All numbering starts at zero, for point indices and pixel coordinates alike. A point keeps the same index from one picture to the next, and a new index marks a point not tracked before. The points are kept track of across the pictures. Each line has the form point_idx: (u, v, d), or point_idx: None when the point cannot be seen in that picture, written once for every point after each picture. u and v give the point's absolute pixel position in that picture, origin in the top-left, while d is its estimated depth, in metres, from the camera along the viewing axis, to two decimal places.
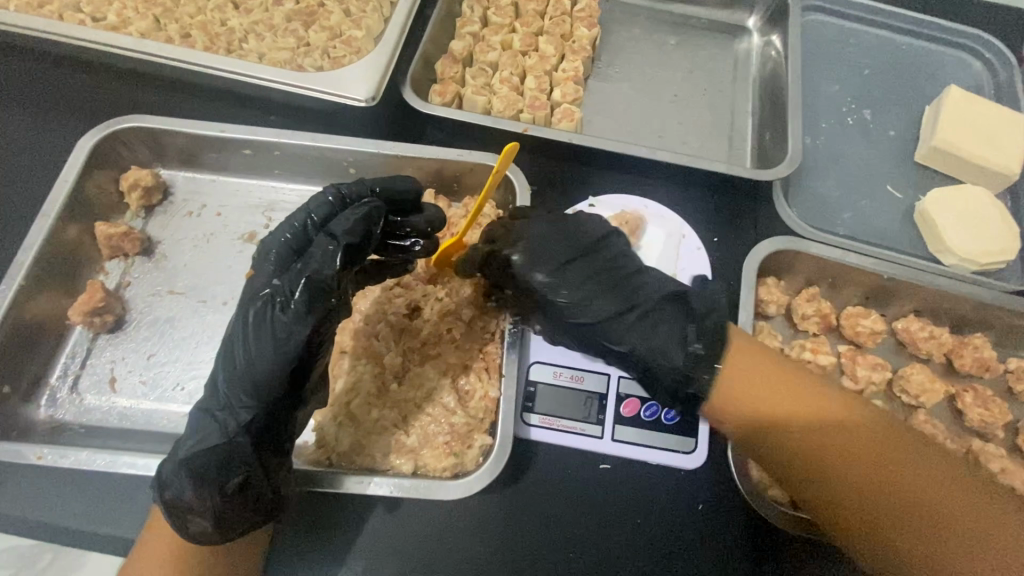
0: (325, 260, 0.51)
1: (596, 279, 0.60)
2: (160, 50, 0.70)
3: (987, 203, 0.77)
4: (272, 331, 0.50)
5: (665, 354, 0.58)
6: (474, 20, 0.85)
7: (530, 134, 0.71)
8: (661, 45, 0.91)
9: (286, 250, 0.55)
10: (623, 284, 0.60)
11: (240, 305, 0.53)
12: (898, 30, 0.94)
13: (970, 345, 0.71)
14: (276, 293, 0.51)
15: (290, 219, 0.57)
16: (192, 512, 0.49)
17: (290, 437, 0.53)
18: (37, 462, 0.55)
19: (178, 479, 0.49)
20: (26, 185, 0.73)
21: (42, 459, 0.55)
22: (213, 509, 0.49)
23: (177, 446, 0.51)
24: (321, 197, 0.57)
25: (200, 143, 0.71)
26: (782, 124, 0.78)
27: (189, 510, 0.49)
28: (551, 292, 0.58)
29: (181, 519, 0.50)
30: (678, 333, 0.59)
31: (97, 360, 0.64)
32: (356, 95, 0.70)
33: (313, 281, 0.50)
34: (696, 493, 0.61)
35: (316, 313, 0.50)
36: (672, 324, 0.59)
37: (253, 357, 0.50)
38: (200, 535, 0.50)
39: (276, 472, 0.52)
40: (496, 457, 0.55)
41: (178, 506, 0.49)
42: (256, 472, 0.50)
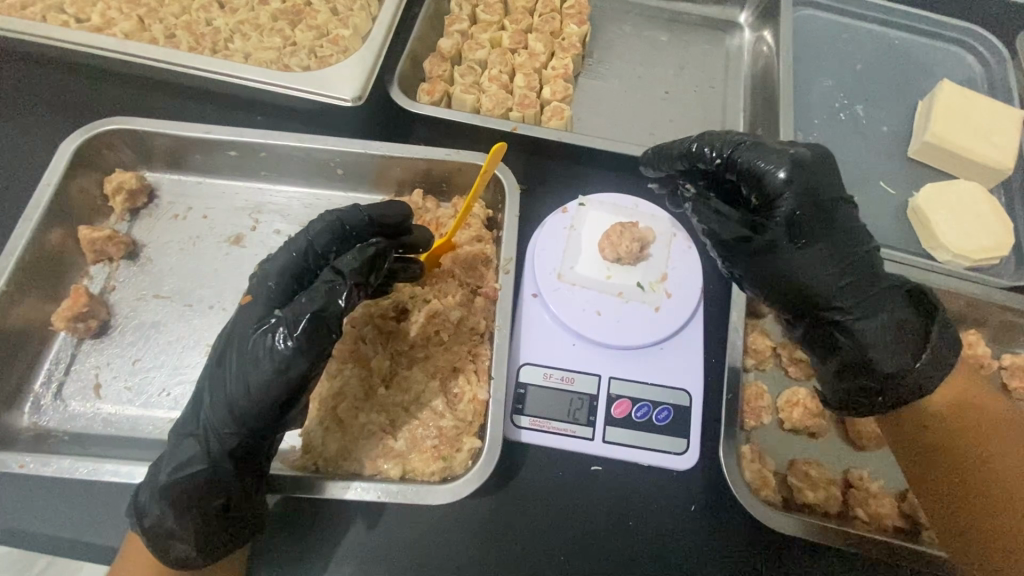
0: (329, 296, 0.51)
1: (841, 254, 0.54)
2: (146, 52, 0.69)
3: (980, 197, 0.76)
4: (266, 363, 0.50)
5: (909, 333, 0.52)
6: (463, 18, 0.84)
7: (519, 132, 0.70)
8: (652, 41, 0.90)
9: (287, 279, 0.55)
10: (865, 249, 0.55)
11: (239, 334, 0.53)
12: (890, 24, 0.93)
13: (964, 341, 0.71)
14: (280, 325, 0.51)
15: (291, 248, 0.56)
16: (176, 535, 0.50)
17: (271, 454, 0.54)
18: (19, 470, 0.54)
19: (161, 504, 0.50)
20: (8, 189, 0.72)
21: (24, 467, 0.54)
22: (201, 529, 0.50)
23: (157, 469, 0.51)
24: (321, 225, 0.57)
25: (186, 145, 0.71)
26: (773, 120, 0.78)
27: (171, 536, 0.50)
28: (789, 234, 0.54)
29: (162, 545, 0.50)
30: (907, 330, 0.52)
31: (82, 366, 0.64)
32: (343, 95, 0.69)
33: (320, 316, 0.50)
34: (688, 495, 0.60)
35: (313, 351, 0.50)
36: (906, 314, 0.53)
37: (248, 388, 0.50)
38: (181, 561, 0.51)
39: (255, 492, 0.53)
40: (485, 460, 0.55)
41: (161, 531, 0.50)
42: (238, 492, 0.51)
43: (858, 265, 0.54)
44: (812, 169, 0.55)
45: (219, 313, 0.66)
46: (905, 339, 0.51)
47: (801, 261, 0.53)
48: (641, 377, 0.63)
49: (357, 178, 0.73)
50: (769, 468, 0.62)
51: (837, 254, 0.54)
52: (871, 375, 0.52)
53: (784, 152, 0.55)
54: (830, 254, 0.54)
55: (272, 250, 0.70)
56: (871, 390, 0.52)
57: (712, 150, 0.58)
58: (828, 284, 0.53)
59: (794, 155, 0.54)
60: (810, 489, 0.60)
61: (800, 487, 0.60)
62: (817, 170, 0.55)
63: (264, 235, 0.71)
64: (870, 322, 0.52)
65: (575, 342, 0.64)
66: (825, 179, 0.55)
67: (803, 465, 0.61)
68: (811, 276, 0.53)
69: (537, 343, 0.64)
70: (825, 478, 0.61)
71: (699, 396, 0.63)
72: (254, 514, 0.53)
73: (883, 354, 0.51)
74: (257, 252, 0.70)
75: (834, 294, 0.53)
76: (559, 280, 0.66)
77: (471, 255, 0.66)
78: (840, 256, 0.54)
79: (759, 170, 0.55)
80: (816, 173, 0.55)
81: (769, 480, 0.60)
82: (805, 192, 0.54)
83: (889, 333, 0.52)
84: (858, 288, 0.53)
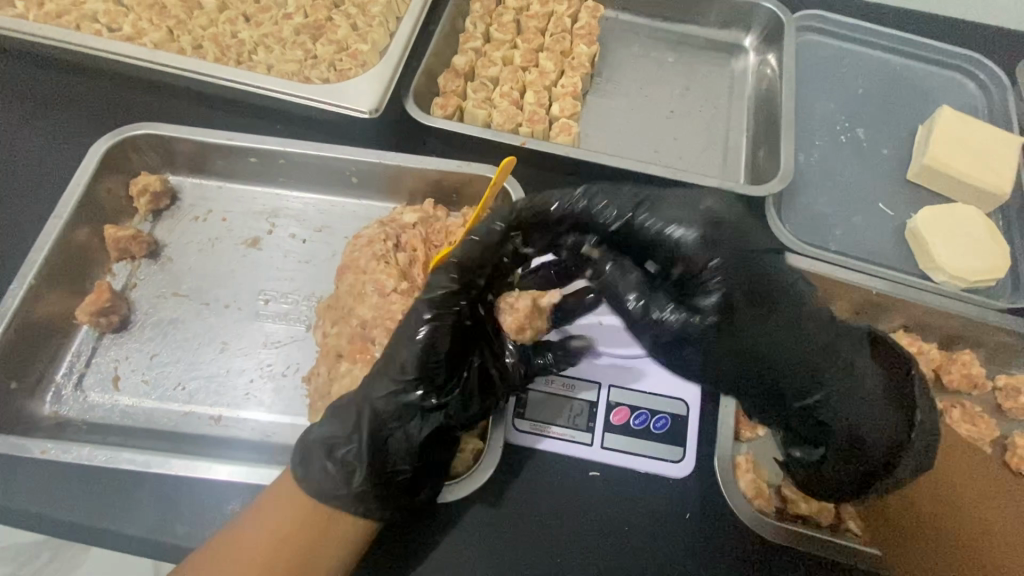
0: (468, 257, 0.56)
1: (784, 331, 0.56)
2: (176, 63, 0.73)
3: (977, 221, 0.78)
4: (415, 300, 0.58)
5: (862, 415, 0.55)
6: (477, 36, 0.88)
7: (529, 147, 0.73)
8: (659, 62, 0.93)
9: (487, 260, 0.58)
10: (819, 336, 0.56)
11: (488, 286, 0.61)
12: (892, 51, 0.96)
13: (958, 361, 0.72)
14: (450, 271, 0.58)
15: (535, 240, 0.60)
16: (316, 464, 0.56)
17: (412, 436, 0.58)
18: (42, 455, 0.58)
19: (326, 426, 0.57)
20: (38, 187, 0.75)
21: (47, 453, 0.58)
22: (362, 479, 0.56)
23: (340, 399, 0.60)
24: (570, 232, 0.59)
25: (209, 151, 0.74)
26: (775, 140, 0.80)
27: (311, 458, 0.56)
28: (710, 312, 0.55)
29: (305, 463, 0.56)
30: (871, 416, 0.55)
31: (102, 359, 0.66)
32: (360, 108, 0.72)
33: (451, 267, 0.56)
34: (683, 502, 0.61)
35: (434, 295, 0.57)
36: (864, 402, 0.55)
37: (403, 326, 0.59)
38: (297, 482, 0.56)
39: (380, 452, 0.57)
40: (487, 463, 0.61)
41: (306, 448, 0.57)
42: (369, 442, 0.56)
43: (802, 344, 0.55)
44: (727, 244, 0.56)
45: (234, 312, 0.69)
46: (844, 420, 0.55)
47: (728, 331, 0.55)
48: (640, 386, 0.65)
49: (371, 186, 0.76)
50: (764, 479, 0.64)
51: (773, 336, 0.56)
52: (843, 454, 0.56)
53: (687, 218, 0.57)
54: (778, 330, 0.55)
55: (287, 253, 0.73)
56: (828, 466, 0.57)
57: (607, 213, 0.57)
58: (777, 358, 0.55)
59: (705, 224, 0.56)
60: (803, 501, 0.62)
61: (792, 499, 0.62)
62: (739, 246, 0.56)
63: (281, 238, 0.74)
64: (827, 401, 0.55)
65: None
66: (746, 250, 0.57)
67: (797, 477, 0.63)
68: (751, 345, 0.55)
69: None
70: None
71: (696, 406, 0.64)
72: (385, 480, 0.57)
73: (860, 436, 0.55)
74: (274, 255, 0.73)
75: (776, 368, 0.56)
76: (562, 290, 0.69)
77: None
78: (786, 334, 0.55)
79: (686, 246, 0.56)
80: (742, 250, 0.56)
81: (764, 491, 0.62)
82: (733, 275, 0.55)
83: (853, 415, 0.55)
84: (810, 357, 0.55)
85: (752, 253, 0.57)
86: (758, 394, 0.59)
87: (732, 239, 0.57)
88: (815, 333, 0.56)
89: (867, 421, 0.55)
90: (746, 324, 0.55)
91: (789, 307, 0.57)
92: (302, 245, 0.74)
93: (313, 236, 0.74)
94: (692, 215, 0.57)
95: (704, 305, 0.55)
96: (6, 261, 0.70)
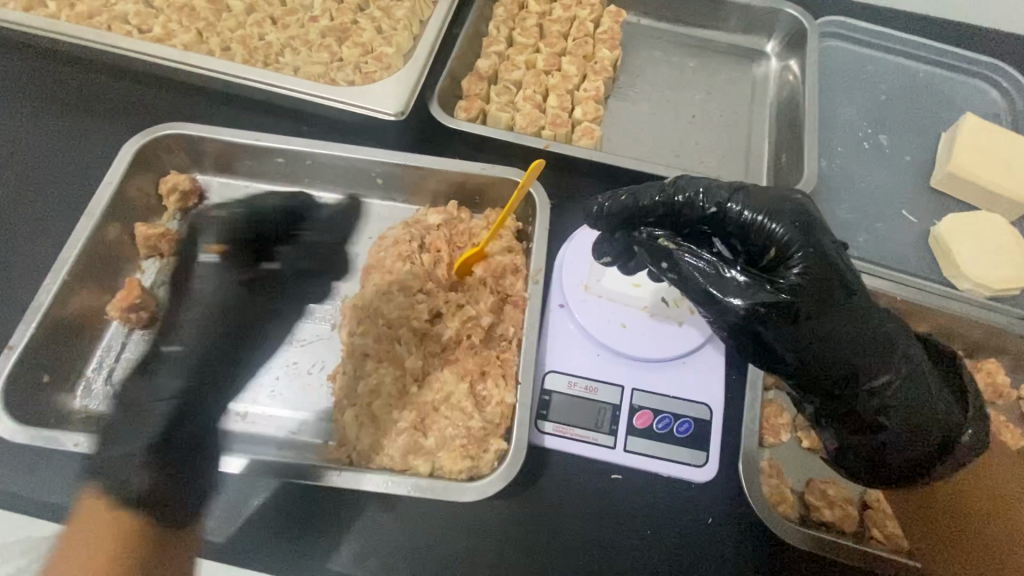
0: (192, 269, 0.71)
1: (858, 334, 0.52)
2: (208, 64, 0.75)
3: (1003, 229, 0.78)
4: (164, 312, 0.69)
5: (922, 424, 0.53)
6: (500, 40, 0.88)
7: (551, 150, 0.75)
8: (680, 67, 0.93)
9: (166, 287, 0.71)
10: (887, 339, 0.53)
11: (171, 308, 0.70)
12: (915, 58, 0.96)
13: (983, 370, 0.72)
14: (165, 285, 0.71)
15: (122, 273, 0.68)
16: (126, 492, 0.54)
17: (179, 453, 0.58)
18: (74, 448, 0.57)
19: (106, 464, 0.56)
20: (71, 185, 0.76)
21: (78, 446, 0.57)
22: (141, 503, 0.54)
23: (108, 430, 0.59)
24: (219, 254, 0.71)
25: (237, 150, 0.75)
26: (798, 146, 0.80)
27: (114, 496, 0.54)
28: (800, 315, 0.50)
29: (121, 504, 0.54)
30: (932, 428, 0.53)
31: (132, 354, 0.67)
32: (387, 110, 0.73)
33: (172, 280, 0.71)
34: (707, 507, 0.61)
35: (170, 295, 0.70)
36: (926, 411, 0.53)
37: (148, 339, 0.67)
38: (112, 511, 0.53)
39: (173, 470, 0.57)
40: (509, 464, 0.58)
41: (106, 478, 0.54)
42: (166, 463, 0.57)
43: (874, 349, 0.53)
44: (815, 241, 0.52)
45: (261, 310, 0.70)
46: (901, 429, 0.53)
47: (810, 334, 0.51)
48: (664, 390, 0.65)
49: (395, 188, 0.76)
50: (788, 485, 0.64)
51: (845, 326, 0.52)
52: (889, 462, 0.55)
53: (779, 210, 0.53)
54: (848, 336, 0.52)
55: (312, 253, 0.74)
56: (871, 469, 0.57)
57: (704, 202, 0.54)
58: (838, 366, 0.52)
59: (795, 217, 0.52)
60: (827, 508, 0.61)
61: (818, 506, 0.61)
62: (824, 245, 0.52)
63: None
64: (890, 406, 0.53)
65: (599, 353, 0.67)
66: (831, 249, 0.52)
67: (821, 484, 0.63)
68: (812, 357, 0.52)
69: (564, 353, 0.67)
70: (843, 497, 0.62)
71: (720, 410, 0.64)
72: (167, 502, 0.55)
73: (900, 445, 0.54)
74: (299, 255, 0.74)
75: (842, 375, 0.53)
76: (586, 292, 0.69)
77: (502, 264, 0.68)
78: (861, 342, 0.52)
79: (781, 233, 0.52)
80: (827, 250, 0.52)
81: (787, 497, 0.62)
82: (822, 268, 0.51)
83: (915, 423, 0.53)
84: (872, 364, 0.52)
85: (837, 253, 0.53)
86: (822, 393, 0.55)
87: (820, 237, 0.53)
88: (883, 337, 0.53)
89: (922, 411, 0.53)
90: (823, 324, 0.51)
91: (863, 304, 0.53)
92: (327, 244, 0.75)
93: (338, 236, 0.75)
94: (782, 207, 0.53)
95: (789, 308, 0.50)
96: (40, 256, 0.71)
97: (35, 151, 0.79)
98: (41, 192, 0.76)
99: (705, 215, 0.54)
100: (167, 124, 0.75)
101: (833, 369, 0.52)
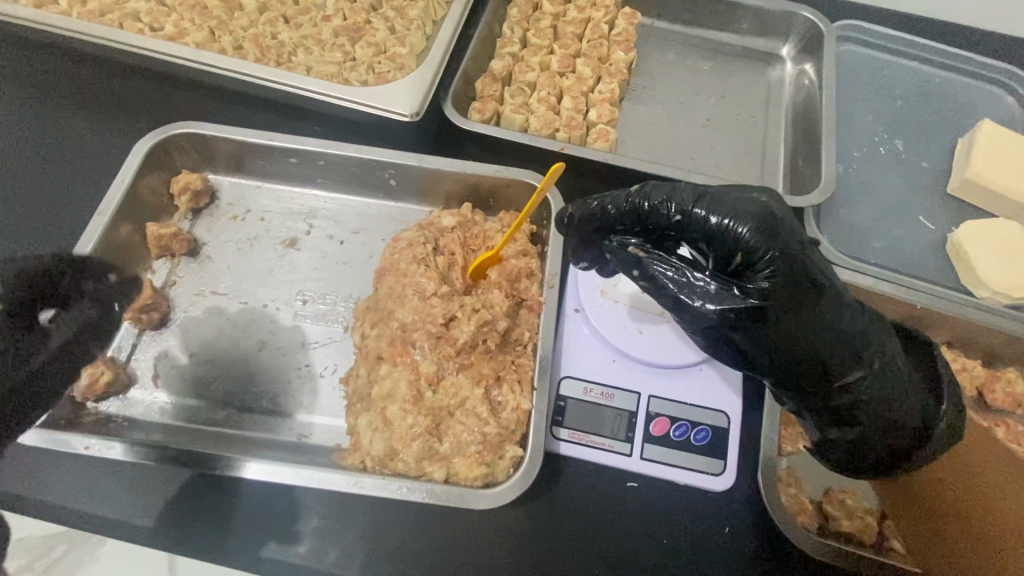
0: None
1: (830, 333, 0.51)
2: (222, 63, 0.74)
3: (1022, 237, 0.77)
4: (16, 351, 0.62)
5: (895, 417, 0.53)
6: (515, 41, 0.88)
7: (567, 152, 0.73)
8: (695, 70, 0.92)
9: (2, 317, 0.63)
10: (859, 334, 0.52)
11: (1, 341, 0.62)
12: (931, 63, 0.95)
13: (1003, 379, 0.71)
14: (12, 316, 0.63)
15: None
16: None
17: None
18: (84, 452, 0.56)
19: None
20: (81, 183, 0.76)
21: (89, 448, 0.56)
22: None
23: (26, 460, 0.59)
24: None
25: (250, 150, 0.74)
26: (815, 150, 0.79)
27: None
28: (771, 318, 0.49)
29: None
30: (902, 417, 0.54)
31: (142, 356, 0.66)
32: (401, 111, 0.72)
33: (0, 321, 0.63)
34: (724, 516, 0.61)
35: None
36: (898, 402, 0.53)
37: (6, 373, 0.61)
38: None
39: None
40: (524, 471, 0.58)
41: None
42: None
43: (848, 345, 0.51)
44: (782, 241, 0.49)
45: (272, 312, 0.69)
46: (875, 422, 0.53)
47: (781, 336, 0.50)
48: (681, 397, 0.64)
49: (408, 189, 0.76)
50: (806, 494, 0.63)
51: (807, 330, 0.50)
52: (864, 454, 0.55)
53: (744, 211, 0.49)
54: (821, 336, 0.51)
55: (324, 254, 0.73)
56: (849, 461, 0.57)
57: (668, 207, 0.51)
58: (813, 366, 0.51)
59: (762, 217, 0.49)
60: (846, 518, 0.61)
61: (837, 516, 0.61)
62: (791, 241, 0.50)
63: (318, 239, 0.74)
64: (865, 401, 0.53)
65: (615, 358, 0.66)
66: (798, 246, 0.50)
67: (840, 494, 0.62)
68: (786, 358, 0.51)
69: (579, 358, 0.66)
70: (861, 507, 0.62)
71: (738, 419, 0.63)
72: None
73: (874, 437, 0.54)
74: (311, 256, 0.73)
75: (817, 375, 0.52)
76: (602, 297, 0.68)
77: (517, 268, 0.67)
78: (834, 340, 0.51)
79: (748, 237, 0.49)
80: (794, 246, 0.50)
81: (805, 506, 0.62)
82: (790, 267, 0.49)
83: (887, 415, 0.53)
84: (846, 361, 0.51)
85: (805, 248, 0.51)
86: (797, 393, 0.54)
87: (787, 234, 0.50)
88: (855, 331, 0.52)
89: (893, 407, 0.53)
90: (794, 326, 0.50)
91: (833, 300, 0.51)
92: (340, 246, 0.74)
93: (350, 237, 0.75)
94: (747, 207, 0.50)
95: (759, 312, 0.49)
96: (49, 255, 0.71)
97: (45, 149, 0.78)
98: (51, 190, 0.75)
99: (669, 223, 0.52)
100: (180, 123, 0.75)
101: (807, 370, 0.51)
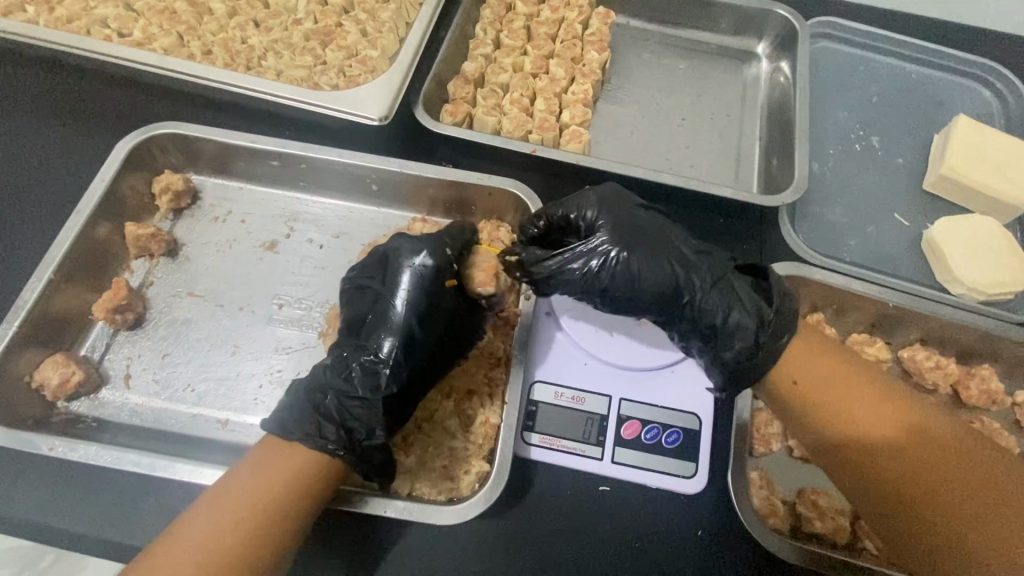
0: None
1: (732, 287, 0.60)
2: (189, 68, 0.73)
3: (995, 233, 0.77)
4: None
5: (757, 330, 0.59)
6: (487, 42, 0.87)
7: (538, 155, 0.72)
8: (670, 69, 0.92)
9: None
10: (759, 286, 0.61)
11: None
12: (907, 58, 0.95)
13: (977, 376, 0.71)
14: None
15: None
16: None
17: None
18: (48, 453, 0.57)
19: None
20: (48, 191, 0.75)
21: (53, 450, 0.57)
22: None
23: None
24: None
25: (232, 152, 0.74)
26: (788, 149, 0.79)
27: None
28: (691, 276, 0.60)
29: None
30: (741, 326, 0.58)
31: (115, 356, 0.66)
32: (369, 114, 0.72)
33: None
34: (696, 519, 0.60)
35: None
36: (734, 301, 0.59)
37: None
38: None
39: None
40: (490, 487, 0.57)
41: None
42: None
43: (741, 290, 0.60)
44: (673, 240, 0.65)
45: (248, 315, 0.68)
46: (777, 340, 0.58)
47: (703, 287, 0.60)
48: (653, 400, 0.64)
49: (390, 195, 0.75)
50: (778, 496, 0.62)
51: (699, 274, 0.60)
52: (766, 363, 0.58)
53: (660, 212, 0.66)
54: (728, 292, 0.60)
55: (303, 258, 0.72)
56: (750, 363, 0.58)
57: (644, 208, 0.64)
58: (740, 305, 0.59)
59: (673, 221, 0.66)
60: (818, 519, 0.60)
61: (808, 517, 0.60)
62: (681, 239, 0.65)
63: (298, 243, 0.73)
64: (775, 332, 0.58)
65: (587, 362, 0.66)
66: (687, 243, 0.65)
67: (812, 494, 0.61)
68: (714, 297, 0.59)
69: (551, 362, 0.65)
70: (834, 508, 0.61)
71: (708, 421, 0.63)
72: None
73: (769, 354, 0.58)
74: (290, 259, 0.72)
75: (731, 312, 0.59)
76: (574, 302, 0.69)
77: None
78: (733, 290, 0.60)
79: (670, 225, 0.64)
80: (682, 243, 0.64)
81: (777, 508, 0.61)
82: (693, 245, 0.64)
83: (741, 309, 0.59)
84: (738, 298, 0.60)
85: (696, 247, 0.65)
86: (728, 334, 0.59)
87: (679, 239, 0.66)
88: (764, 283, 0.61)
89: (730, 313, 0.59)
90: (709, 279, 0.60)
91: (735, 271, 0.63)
92: (320, 250, 0.73)
93: (331, 241, 0.74)
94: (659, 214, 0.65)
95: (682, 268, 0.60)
96: (17, 262, 0.70)
97: (13, 157, 0.77)
98: (18, 198, 0.74)
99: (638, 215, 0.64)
100: (161, 123, 0.74)
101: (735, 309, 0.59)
